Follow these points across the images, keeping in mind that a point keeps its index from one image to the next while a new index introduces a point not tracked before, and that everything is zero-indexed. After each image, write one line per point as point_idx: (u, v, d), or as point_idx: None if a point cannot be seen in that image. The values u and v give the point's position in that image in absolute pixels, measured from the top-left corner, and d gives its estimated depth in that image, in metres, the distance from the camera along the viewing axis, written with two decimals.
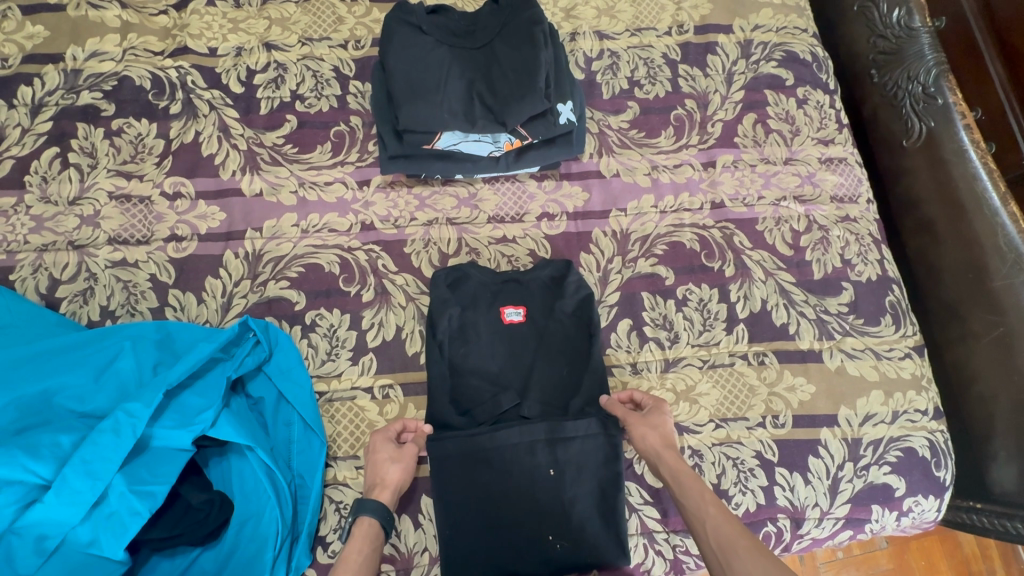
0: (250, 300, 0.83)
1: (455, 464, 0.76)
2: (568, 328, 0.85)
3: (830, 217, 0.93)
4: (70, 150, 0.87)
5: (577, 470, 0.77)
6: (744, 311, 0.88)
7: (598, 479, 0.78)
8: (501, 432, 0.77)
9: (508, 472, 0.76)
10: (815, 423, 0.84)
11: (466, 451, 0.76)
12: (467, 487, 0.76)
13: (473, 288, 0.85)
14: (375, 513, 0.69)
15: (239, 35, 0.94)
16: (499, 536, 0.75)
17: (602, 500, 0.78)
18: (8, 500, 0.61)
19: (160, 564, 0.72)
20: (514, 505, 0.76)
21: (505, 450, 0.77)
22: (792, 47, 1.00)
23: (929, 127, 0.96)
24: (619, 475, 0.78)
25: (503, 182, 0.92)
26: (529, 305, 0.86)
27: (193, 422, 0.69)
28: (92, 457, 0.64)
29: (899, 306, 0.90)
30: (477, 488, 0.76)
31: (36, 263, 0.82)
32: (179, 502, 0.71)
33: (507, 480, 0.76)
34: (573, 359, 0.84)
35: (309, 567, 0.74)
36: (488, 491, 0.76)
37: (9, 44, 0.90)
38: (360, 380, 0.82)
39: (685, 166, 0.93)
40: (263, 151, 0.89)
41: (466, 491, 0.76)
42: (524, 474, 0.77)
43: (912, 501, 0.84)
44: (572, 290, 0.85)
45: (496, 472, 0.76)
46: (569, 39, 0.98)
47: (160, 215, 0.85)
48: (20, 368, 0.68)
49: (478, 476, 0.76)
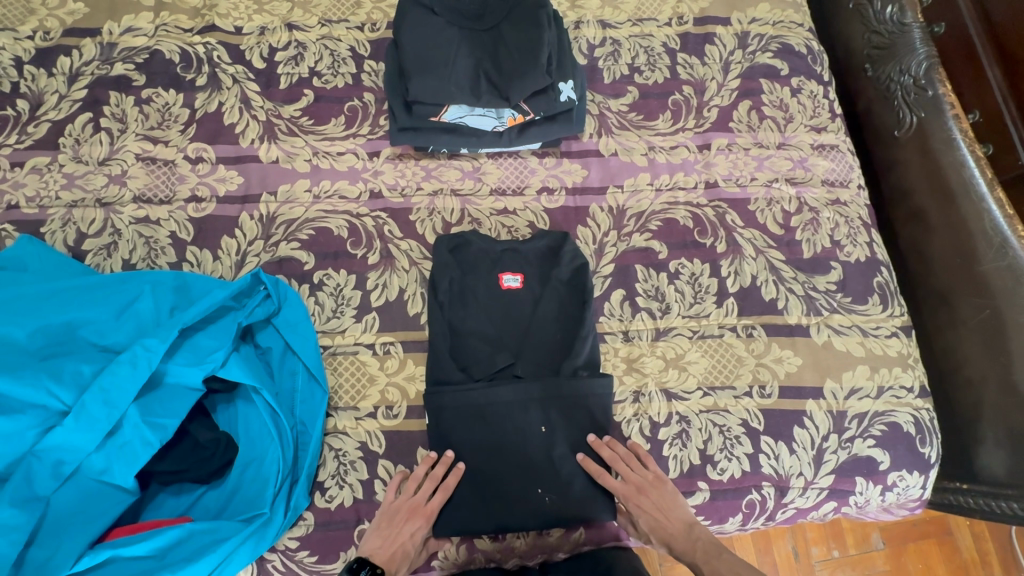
0: (262, 259, 0.88)
1: (449, 417, 0.79)
2: (563, 295, 0.88)
3: (820, 200, 0.96)
4: (102, 115, 0.93)
5: (568, 429, 0.81)
6: (734, 286, 0.91)
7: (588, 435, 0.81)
8: (496, 388, 0.80)
9: (501, 427, 0.79)
10: (801, 395, 0.86)
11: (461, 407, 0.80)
12: (461, 441, 0.79)
13: (474, 256, 0.90)
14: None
15: (263, 16, 1.00)
16: (491, 489, 0.78)
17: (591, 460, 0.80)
18: (30, 424, 0.66)
19: (166, 502, 0.76)
20: (506, 461, 0.78)
21: (498, 407, 0.80)
22: (787, 40, 1.05)
23: (920, 118, 1.00)
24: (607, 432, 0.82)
25: (506, 158, 0.96)
26: (526, 273, 0.90)
27: (205, 360, 0.73)
28: (110, 387, 0.68)
29: (888, 287, 0.93)
30: (470, 441, 0.79)
31: (65, 217, 0.87)
32: (187, 440, 0.75)
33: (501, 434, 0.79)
34: (568, 324, 0.87)
35: (306, 511, 0.78)
36: (481, 446, 0.79)
37: (52, 19, 0.97)
38: (363, 337, 0.86)
39: (681, 148, 0.97)
40: (281, 122, 0.95)
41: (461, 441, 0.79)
42: (516, 430, 0.79)
43: (896, 476, 0.85)
44: (567, 260, 0.89)
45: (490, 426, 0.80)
46: (573, 27, 1.03)
47: (183, 177, 0.91)
48: (47, 302, 0.72)
49: (472, 431, 0.79)
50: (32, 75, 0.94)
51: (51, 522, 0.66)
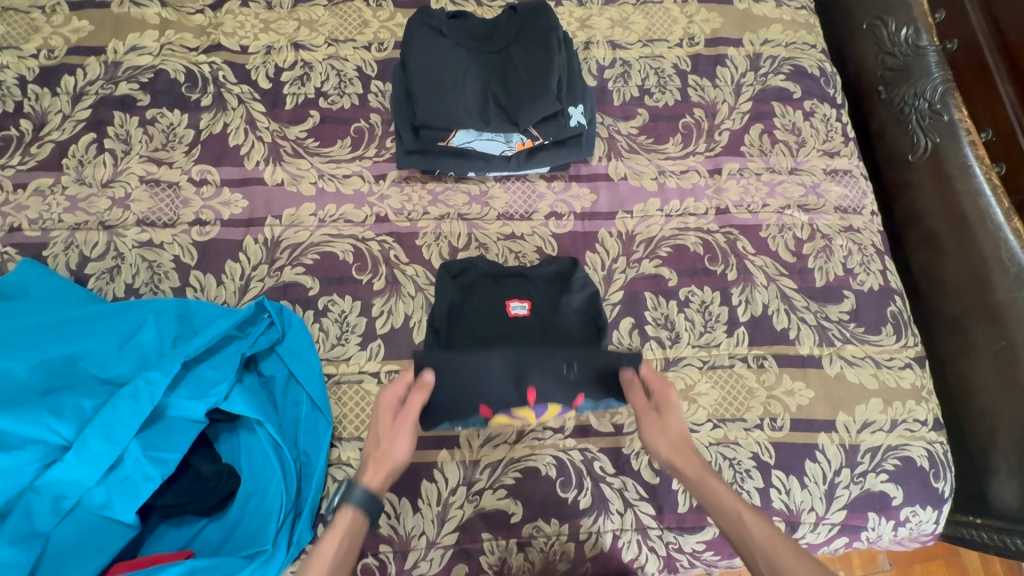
0: (267, 284, 0.87)
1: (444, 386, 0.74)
2: (575, 323, 0.85)
3: (833, 227, 0.95)
4: (106, 136, 0.92)
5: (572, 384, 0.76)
6: (745, 315, 0.89)
7: (598, 383, 0.77)
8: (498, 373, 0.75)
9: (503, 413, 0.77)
10: (812, 428, 0.85)
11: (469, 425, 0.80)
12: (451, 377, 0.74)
13: (478, 279, 0.87)
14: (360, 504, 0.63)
15: (269, 35, 0.99)
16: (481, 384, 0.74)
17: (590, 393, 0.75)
18: (31, 459, 0.65)
19: (167, 533, 0.75)
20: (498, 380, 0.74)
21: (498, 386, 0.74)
22: (800, 62, 1.03)
23: (934, 143, 0.98)
24: (634, 357, 0.76)
25: (513, 181, 0.95)
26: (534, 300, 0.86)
27: (207, 393, 0.72)
28: (112, 421, 0.67)
29: (901, 317, 0.91)
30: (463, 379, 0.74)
31: (68, 240, 0.86)
32: (190, 472, 0.75)
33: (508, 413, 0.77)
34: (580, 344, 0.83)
35: (309, 545, 0.76)
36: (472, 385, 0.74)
37: (56, 36, 0.96)
38: (368, 365, 0.84)
39: (691, 172, 0.96)
40: (286, 144, 0.93)
41: (467, 416, 0.76)
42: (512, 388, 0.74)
43: (909, 511, 0.84)
44: (578, 287, 0.87)
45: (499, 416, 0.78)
46: (582, 47, 1.02)
47: (187, 200, 0.90)
48: (49, 332, 0.72)
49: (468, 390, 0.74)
50: (36, 94, 0.93)
51: (51, 559, 0.65)
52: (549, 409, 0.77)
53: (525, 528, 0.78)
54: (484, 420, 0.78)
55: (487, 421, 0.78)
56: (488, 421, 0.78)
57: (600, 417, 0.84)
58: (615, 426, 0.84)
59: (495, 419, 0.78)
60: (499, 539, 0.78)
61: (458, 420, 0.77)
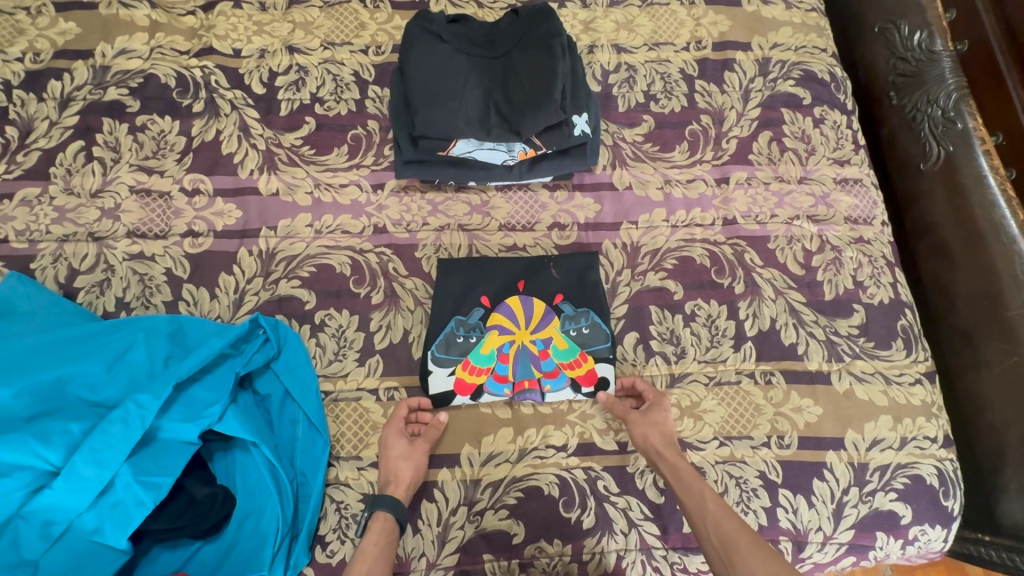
0: (261, 298, 0.84)
1: (445, 300, 0.85)
2: (572, 280, 0.87)
3: (843, 238, 0.92)
4: (94, 144, 0.89)
5: (558, 281, 0.87)
6: (753, 329, 0.87)
7: (576, 285, 0.87)
8: (489, 286, 0.86)
9: (499, 308, 0.85)
10: (821, 446, 0.83)
11: (471, 357, 0.83)
12: (454, 293, 0.86)
13: (471, 265, 0.87)
14: (390, 509, 0.71)
15: (263, 37, 0.96)
16: (476, 294, 0.86)
17: (573, 293, 0.87)
18: (18, 485, 0.63)
19: (161, 556, 0.73)
20: (494, 274, 0.87)
21: (492, 287, 0.86)
22: (810, 67, 1.01)
23: (947, 151, 0.95)
24: (595, 258, 0.89)
25: (515, 191, 0.92)
26: (528, 280, 0.87)
27: (201, 415, 0.71)
28: (101, 446, 0.65)
29: (912, 331, 0.89)
30: (462, 291, 0.86)
31: (56, 253, 0.84)
32: (183, 495, 0.72)
33: (503, 309, 0.85)
34: (574, 292, 0.87)
35: (306, 566, 0.74)
36: (471, 280, 0.86)
37: (42, 39, 0.93)
38: (366, 382, 0.82)
39: (698, 181, 0.93)
40: (281, 152, 0.91)
41: (467, 308, 0.85)
42: (504, 286, 0.87)
43: (919, 530, 0.82)
44: (574, 264, 0.88)
45: (494, 327, 0.84)
46: (586, 51, 0.99)
47: (178, 211, 0.87)
48: (37, 355, 0.70)
49: (464, 299, 0.86)
50: (22, 100, 0.90)
51: None
52: (533, 300, 0.86)
53: (528, 549, 0.77)
54: (482, 326, 0.84)
55: (485, 324, 0.85)
56: (485, 323, 0.85)
57: (604, 435, 0.82)
58: (619, 444, 0.82)
59: (491, 327, 0.84)
60: (501, 560, 0.76)
61: (459, 315, 0.85)
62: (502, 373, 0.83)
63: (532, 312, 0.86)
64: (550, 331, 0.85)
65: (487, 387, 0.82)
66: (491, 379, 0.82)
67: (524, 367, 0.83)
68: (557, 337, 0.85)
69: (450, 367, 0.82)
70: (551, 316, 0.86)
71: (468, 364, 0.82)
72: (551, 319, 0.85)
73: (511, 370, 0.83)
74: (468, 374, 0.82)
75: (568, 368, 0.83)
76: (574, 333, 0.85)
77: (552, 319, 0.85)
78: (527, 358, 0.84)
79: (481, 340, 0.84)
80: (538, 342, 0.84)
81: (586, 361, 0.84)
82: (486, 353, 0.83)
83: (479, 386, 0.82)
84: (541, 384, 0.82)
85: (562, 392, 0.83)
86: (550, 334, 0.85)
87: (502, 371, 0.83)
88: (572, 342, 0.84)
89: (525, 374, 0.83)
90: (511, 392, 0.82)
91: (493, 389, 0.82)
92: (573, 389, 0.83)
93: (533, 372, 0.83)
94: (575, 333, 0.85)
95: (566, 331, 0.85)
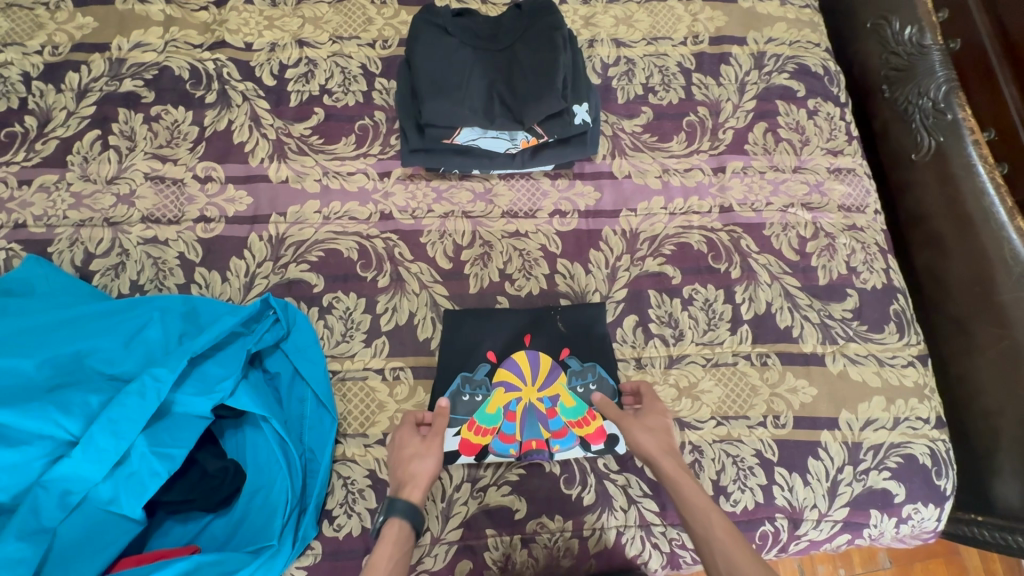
0: (271, 281, 0.87)
1: (451, 354, 0.85)
2: (579, 334, 0.87)
3: (837, 225, 0.95)
4: (110, 133, 0.92)
5: (565, 334, 0.87)
6: (749, 313, 0.90)
7: (582, 340, 0.87)
8: (495, 339, 0.86)
9: (505, 363, 0.85)
10: (815, 426, 0.85)
11: (476, 416, 0.82)
12: (460, 348, 0.85)
13: (476, 319, 0.87)
14: (405, 515, 0.67)
15: (274, 32, 0.99)
16: (482, 347, 0.85)
17: (580, 346, 0.86)
18: (38, 454, 0.65)
19: (173, 529, 0.75)
20: (500, 329, 0.86)
21: (498, 342, 0.86)
22: (805, 61, 1.04)
23: (938, 142, 0.98)
24: (602, 309, 0.88)
25: (518, 179, 0.95)
26: (535, 333, 0.87)
27: (213, 389, 0.73)
28: (118, 417, 0.67)
29: (904, 315, 0.91)
30: (468, 346, 0.85)
31: (73, 237, 0.87)
32: (195, 468, 0.74)
33: (509, 365, 0.85)
34: (581, 345, 0.86)
35: (314, 540, 0.76)
36: (477, 335, 0.86)
37: (60, 33, 0.97)
38: (373, 362, 0.85)
39: (695, 170, 0.96)
40: (290, 141, 0.93)
41: (474, 364, 0.85)
42: (510, 340, 0.86)
43: (912, 509, 0.84)
44: (579, 314, 0.88)
45: (500, 384, 0.84)
46: (587, 45, 1.02)
47: (191, 197, 0.90)
48: (56, 332, 0.72)
49: (470, 354, 0.85)
50: (40, 91, 0.93)
51: (59, 553, 0.65)
52: (540, 355, 0.85)
53: (530, 525, 0.78)
54: (489, 383, 0.84)
55: (491, 380, 0.84)
56: (491, 379, 0.84)
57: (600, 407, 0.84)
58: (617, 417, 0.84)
59: (497, 384, 0.84)
60: (503, 535, 0.78)
61: (465, 370, 0.84)
62: (508, 432, 0.81)
63: (538, 367, 0.85)
64: (557, 388, 0.84)
65: (494, 448, 0.81)
66: (498, 440, 0.81)
67: (531, 427, 0.82)
68: (564, 394, 0.84)
69: (456, 427, 0.81)
70: (558, 371, 0.85)
71: (474, 424, 0.81)
72: (558, 374, 0.85)
73: (518, 430, 0.82)
74: (473, 435, 0.81)
75: (577, 427, 0.82)
76: (581, 390, 0.84)
77: (559, 375, 0.85)
78: (535, 417, 0.82)
79: (486, 399, 0.83)
80: (546, 400, 0.83)
81: (594, 419, 0.83)
82: (492, 413, 0.82)
83: (487, 447, 0.81)
84: (549, 444, 0.81)
85: (571, 450, 0.81)
86: (557, 391, 0.84)
87: (508, 430, 0.82)
88: (580, 399, 0.84)
89: (532, 434, 0.81)
90: (519, 452, 0.81)
91: (498, 448, 0.81)
92: (583, 448, 0.81)
93: (541, 432, 0.82)
94: (582, 390, 0.84)
95: (572, 388, 0.84)
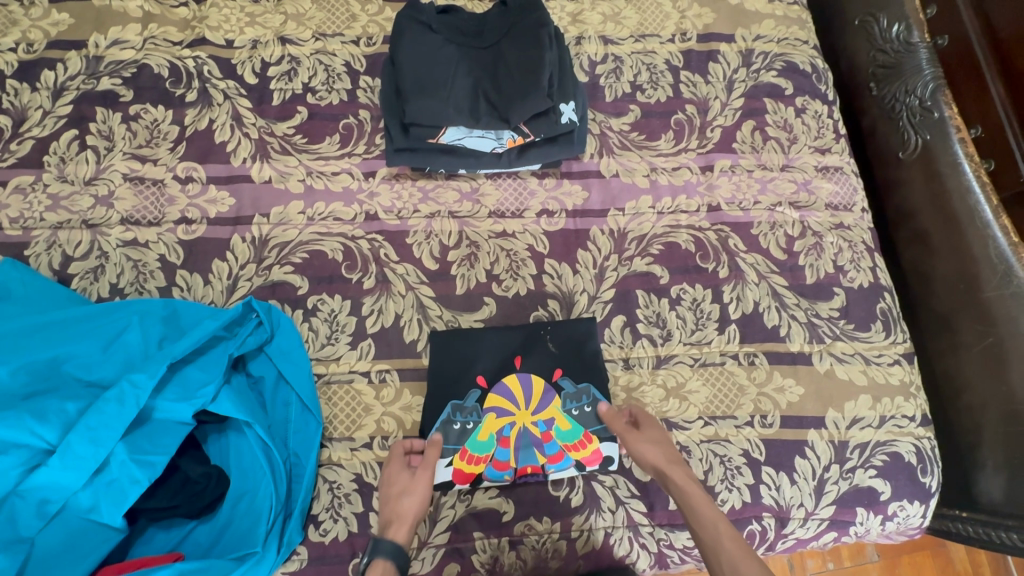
0: (254, 284, 0.85)
1: (441, 382, 0.83)
2: (571, 354, 0.85)
3: (824, 224, 0.95)
4: (88, 133, 0.90)
5: (557, 354, 0.85)
6: (736, 312, 0.89)
7: (574, 359, 0.85)
8: (485, 362, 0.84)
9: (496, 388, 0.83)
10: (803, 425, 0.85)
11: (468, 445, 0.80)
12: (449, 376, 0.83)
13: (463, 344, 0.85)
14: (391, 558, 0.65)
15: (255, 28, 0.98)
16: (472, 373, 0.83)
17: (573, 367, 0.85)
18: (14, 463, 0.64)
19: (155, 536, 0.74)
20: (490, 353, 0.84)
21: (488, 366, 0.84)
22: (793, 58, 1.03)
23: (925, 140, 0.98)
24: (595, 325, 0.87)
25: (505, 179, 0.94)
26: (526, 355, 0.85)
27: (195, 395, 0.72)
28: (96, 424, 0.66)
29: (890, 313, 0.92)
30: (458, 372, 0.83)
31: (50, 239, 0.85)
32: (177, 475, 0.73)
33: (500, 389, 0.83)
34: (574, 365, 0.85)
35: (300, 545, 0.75)
36: (466, 361, 0.84)
37: (35, 30, 0.94)
38: (359, 365, 0.84)
39: (683, 169, 0.96)
40: (273, 141, 0.92)
41: (464, 391, 0.82)
42: (501, 363, 0.84)
43: (898, 506, 0.84)
44: (570, 333, 0.86)
45: (491, 409, 0.82)
46: (574, 42, 1.01)
47: (172, 198, 0.88)
48: (33, 337, 0.71)
49: (460, 381, 0.83)
50: (15, 89, 0.91)
51: (37, 564, 0.64)
52: (532, 377, 0.84)
53: (517, 526, 0.78)
54: (480, 409, 0.82)
55: (482, 406, 0.82)
56: (483, 405, 0.82)
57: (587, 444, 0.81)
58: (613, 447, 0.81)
59: (489, 410, 0.82)
60: (491, 537, 0.77)
61: (456, 399, 0.82)
62: (502, 459, 0.80)
63: (531, 391, 0.83)
64: (552, 412, 0.82)
65: (487, 476, 0.79)
66: (491, 466, 0.79)
67: (525, 452, 0.80)
68: (558, 417, 0.82)
69: (448, 456, 0.79)
70: (551, 394, 0.83)
71: (466, 453, 0.79)
72: (552, 398, 0.83)
73: (513, 456, 0.80)
74: (466, 464, 0.79)
75: (573, 450, 0.81)
76: (576, 412, 0.83)
77: (552, 399, 0.83)
78: (529, 441, 0.81)
79: (479, 426, 0.81)
80: (540, 424, 0.82)
81: (590, 442, 0.81)
82: (484, 440, 0.80)
83: (480, 474, 0.79)
84: (544, 467, 0.80)
85: (566, 472, 0.80)
86: (552, 414, 0.82)
87: (502, 457, 0.80)
88: (575, 422, 0.82)
89: (527, 460, 0.80)
90: (513, 478, 0.79)
91: (492, 475, 0.79)
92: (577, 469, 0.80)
93: (536, 457, 0.80)
94: (577, 413, 0.83)
95: (567, 411, 0.83)
